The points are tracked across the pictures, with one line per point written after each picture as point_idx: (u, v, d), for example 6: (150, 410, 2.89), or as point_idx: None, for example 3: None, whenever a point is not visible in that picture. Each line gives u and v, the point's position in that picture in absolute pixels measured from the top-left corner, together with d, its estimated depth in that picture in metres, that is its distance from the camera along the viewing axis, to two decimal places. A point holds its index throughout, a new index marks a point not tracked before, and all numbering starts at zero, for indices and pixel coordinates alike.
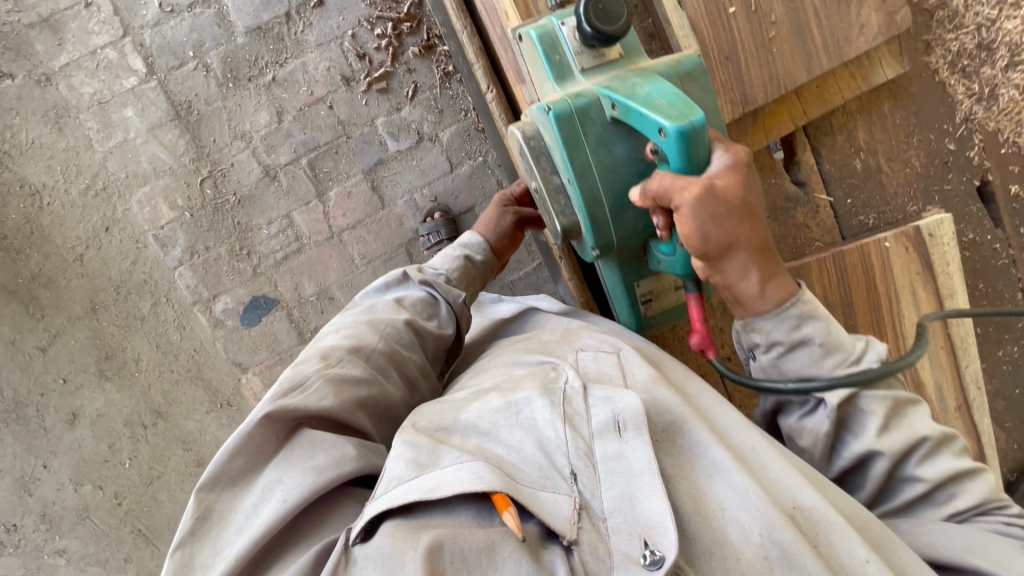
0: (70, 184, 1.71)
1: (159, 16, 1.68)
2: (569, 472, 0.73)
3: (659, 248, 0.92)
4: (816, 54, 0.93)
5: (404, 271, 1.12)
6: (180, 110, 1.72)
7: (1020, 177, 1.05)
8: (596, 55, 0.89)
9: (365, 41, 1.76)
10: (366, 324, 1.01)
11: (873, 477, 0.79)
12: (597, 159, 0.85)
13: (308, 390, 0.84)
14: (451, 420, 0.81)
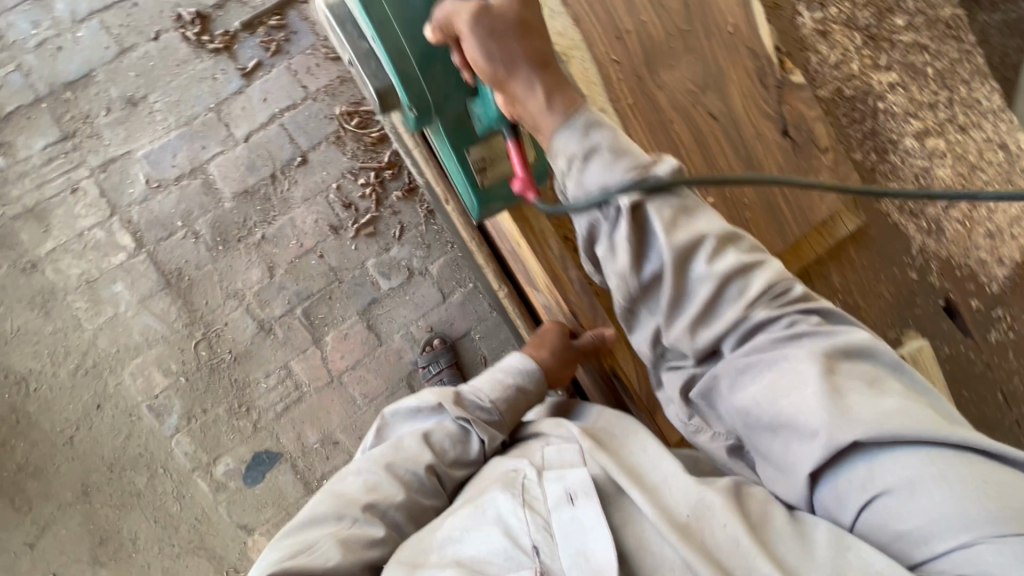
0: (59, 367, 1.68)
1: (146, 192, 1.72)
2: (531, 545, 0.70)
3: (476, 100, 0.84)
4: (787, 225, 1.03)
5: (439, 398, 0.92)
6: (170, 278, 1.73)
7: (980, 294, 1.14)
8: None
9: (350, 190, 1.84)
10: (386, 470, 0.83)
11: (669, 268, 0.65)
12: (398, 18, 0.82)
13: (315, 551, 0.71)
14: (428, 537, 0.76)
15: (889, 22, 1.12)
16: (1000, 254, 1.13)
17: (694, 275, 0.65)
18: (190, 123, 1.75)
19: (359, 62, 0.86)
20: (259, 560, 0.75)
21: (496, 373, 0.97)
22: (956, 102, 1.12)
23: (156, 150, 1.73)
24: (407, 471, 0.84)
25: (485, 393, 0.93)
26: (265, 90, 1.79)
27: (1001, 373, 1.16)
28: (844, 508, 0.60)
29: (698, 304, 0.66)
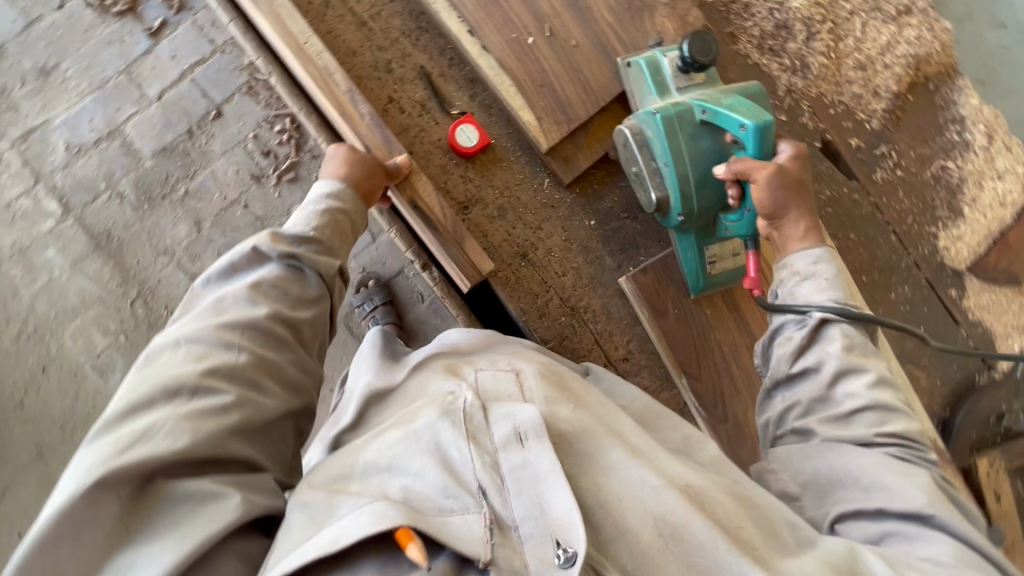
0: (2, 334, 1.74)
1: (67, 158, 1.76)
2: (477, 485, 0.67)
3: (726, 216, 1.02)
4: (612, 49, 1.09)
5: (255, 244, 0.90)
6: (100, 240, 1.78)
7: (857, 131, 1.10)
8: (688, 77, 1.01)
9: (268, 139, 1.85)
10: (216, 328, 0.79)
11: (822, 382, 0.90)
12: (691, 151, 0.97)
13: (155, 436, 0.67)
14: (350, 464, 0.73)
15: None
16: (874, 86, 1.08)
17: (825, 355, 0.92)
18: (103, 87, 1.78)
19: (645, 175, 1.03)
20: (74, 461, 0.66)
21: (304, 208, 0.99)
22: None
23: (73, 116, 1.77)
24: (241, 326, 0.81)
25: (301, 225, 0.95)
26: (174, 48, 1.82)
27: (893, 214, 1.11)
28: (858, 530, 0.77)
29: (819, 392, 0.90)
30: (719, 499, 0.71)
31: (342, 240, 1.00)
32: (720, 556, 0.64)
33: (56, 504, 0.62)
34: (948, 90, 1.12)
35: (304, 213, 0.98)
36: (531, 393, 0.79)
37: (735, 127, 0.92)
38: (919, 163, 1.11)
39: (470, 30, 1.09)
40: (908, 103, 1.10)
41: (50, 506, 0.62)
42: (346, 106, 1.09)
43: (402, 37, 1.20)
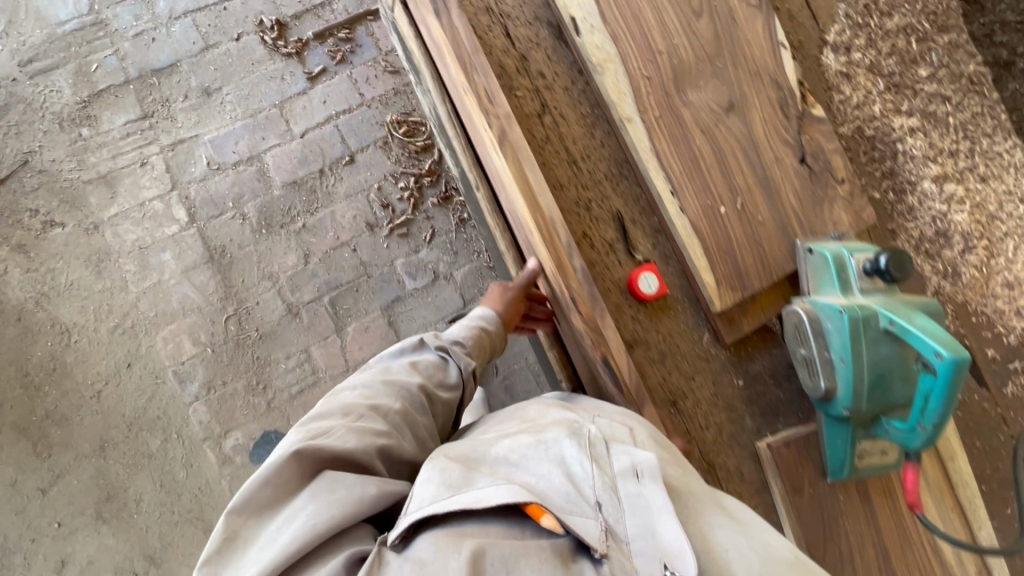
0: (100, 323, 1.79)
1: (206, 172, 1.87)
2: (595, 499, 0.71)
3: (892, 423, 0.89)
4: (791, 227, 1.01)
5: (420, 337, 1.06)
6: (214, 254, 1.85)
7: (995, 343, 1.14)
8: (873, 282, 0.93)
9: (390, 193, 1.95)
10: (383, 384, 0.94)
11: None
12: (872, 357, 0.88)
13: (331, 435, 0.81)
14: (481, 451, 0.80)
15: (912, 70, 1.14)
16: (1017, 306, 1.13)
17: None
18: (255, 116, 1.91)
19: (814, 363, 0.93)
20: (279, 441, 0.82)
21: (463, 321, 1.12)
22: (978, 153, 1.15)
23: (221, 136, 1.88)
24: (401, 386, 0.94)
25: (457, 333, 1.09)
26: (326, 94, 1.95)
27: (1015, 428, 1.14)
28: None
29: None
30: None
31: (484, 354, 1.11)
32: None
33: (275, 457, 0.77)
34: None
35: (461, 326, 1.11)
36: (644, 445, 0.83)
37: (926, 353, 0.81)
38: None
39: (673, 189, 0.98)
40: None
41: (272, 457, 0.77)
42: (561, 257, 0.96)
43: (605, 180, 1.04)
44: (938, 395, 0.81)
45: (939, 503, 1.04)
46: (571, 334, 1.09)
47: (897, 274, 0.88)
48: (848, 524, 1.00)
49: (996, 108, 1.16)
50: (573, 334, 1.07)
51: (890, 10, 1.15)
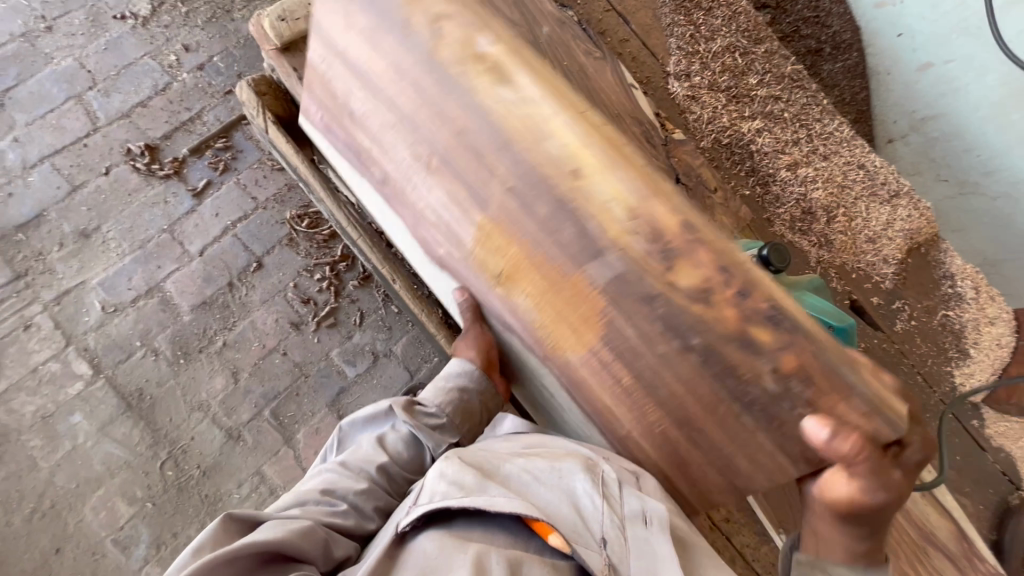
0: (13, 513, 1.59)
1: (102, 318, 1.74)
2: (600, 534, 0.71)
3: None
4: None
5: (390, 404, 1.03)
6: (131, 400, 1.71)
7: (877, 290, 1.30)
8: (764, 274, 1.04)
9: (307, 287, 1.90)
10: (342, 467, 0.95)
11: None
12: None
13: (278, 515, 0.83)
14: (500, 467, 0.79)
15: (744, 80, 1.31)
16: (884, 255, 1.29)
17: None
18: (144, 246, 1.82)
19: None
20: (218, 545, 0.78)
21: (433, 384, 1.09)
22: (816, 135, 1.32)
23: (111, 276, 1.77)
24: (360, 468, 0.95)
25: (434, 401, 1.05)
26: (216, 206, 1.90)
27: (915, 357, 1.29)
28: None
29: None
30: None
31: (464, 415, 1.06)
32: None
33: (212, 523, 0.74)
34: (936, 251, 1.35)
35: (438, 391, 1.07)
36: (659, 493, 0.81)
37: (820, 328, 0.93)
38: (928, 313, 1.31)
39: None
40: (909, 264, 1.33)
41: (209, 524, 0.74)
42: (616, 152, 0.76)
43: None
44: None
45: None
46: (666, 326, 0.74)
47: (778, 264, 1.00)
48: None
49: (819, 97, 1.36)
50: (672, 319, 0.74)
51: (712, 35, 1.33)
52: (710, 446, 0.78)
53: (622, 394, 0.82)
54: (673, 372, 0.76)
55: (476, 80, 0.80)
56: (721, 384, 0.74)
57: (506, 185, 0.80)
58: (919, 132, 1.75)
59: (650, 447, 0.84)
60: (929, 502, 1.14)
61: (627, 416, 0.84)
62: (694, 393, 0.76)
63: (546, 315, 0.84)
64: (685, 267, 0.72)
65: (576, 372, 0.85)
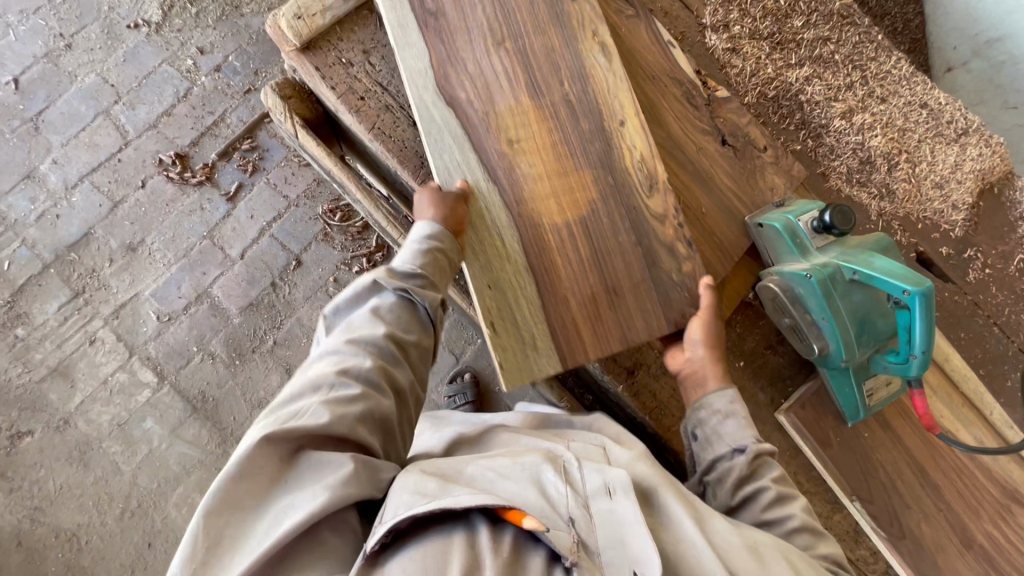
0: (105, 514, 1.70)
1: (159, 327, 1.81)
2: (567, 514, 0.69)
3: (886, 358, 0.95)
4: (734, 206, 1.07)
5: (373, 278, 0.84)
6: (196, 402, 1.79)
7: (945, 240, 1.22)
8: (826, 235, 0.98)
9: (347, 280, 1.92)
10: (344, 342, 0.77)
11: None
12: (849, 308, 0.92)
13: (303, 417, 0.68)
14: (456, 470, 0.76)
15: (789, 24, 1.20)
16: (953, 201, 1.20)
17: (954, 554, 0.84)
18: (188, 254, 1.86)
19: (802, 329, 0.97)
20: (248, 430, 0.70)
21: (409, 246, 0.88)
22: (871, 77, 1.22)
23: (162, 286, 1.83)
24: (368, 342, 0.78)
25: (412, 260, 0.86)
26: (251, 208, 1.92)
27: (991, 307, 1.21)
28: None
29: None
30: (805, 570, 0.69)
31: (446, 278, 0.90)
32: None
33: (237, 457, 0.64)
34: (1011, 191, 1.24)
35: (412, 251, 0.87)
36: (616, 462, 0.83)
37: (895, 292, 0.87)
38: (1004, 260, 1.22)
39: None
40: (980, 208, 1.23)
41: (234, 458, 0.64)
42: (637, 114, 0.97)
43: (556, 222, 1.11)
44: (920, 326, 0.87)
45: (949, 403, 1.10)
46: (632, 228, 0.95)
47: (842, 226, 0.94)
48: (881, 457, 1.05)
49: (873, 32, 1.24)
50: (639, 228, 0.95)
51: None
52: (623, 320, 0.93)
53: (578, 262, 0.92)
54: (621, 256, 0.94)
55: (583, 35, 0.98)
56: (648, 272, 0.95)
57: (570, 100, 0.96)
58: (983, 57, 1.59)
59: (581, 315, 0.91)
60: (1011, 460, 1.09)
61: (574, 280, 0.92)
62: (622, 258, 0.93)
63: (542, 185, 0.93)
64: (660, 199, 0.97)
65: (547, 239, 0.92)
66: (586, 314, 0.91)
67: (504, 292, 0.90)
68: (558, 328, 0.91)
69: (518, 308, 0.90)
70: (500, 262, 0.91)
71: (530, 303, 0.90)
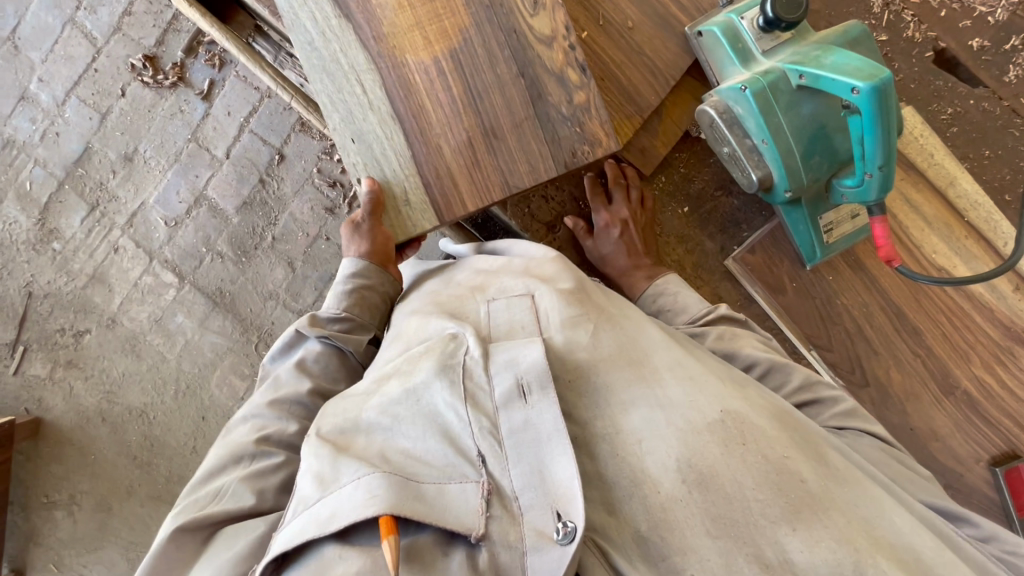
0: (163, 394, 1.98)
1: (169, 232, 1.94)
2: (477, 452, 0.72)
3: (844, 183, 1.01)
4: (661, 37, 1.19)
5: (296, 329, 1.00)
6: (215, 297, 1.95)
7: None
8: (774, 36, 0.99)
9: (331, 170, 1.90)
10: (269, 406, 0.93)
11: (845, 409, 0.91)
12: (791, 122, 0.96)
13: (224, 497, 0.82)
14: (354, 418, 0.78)
15: None
16: None
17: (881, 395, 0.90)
18: (179, 158, 1.91)
19: (741, 155, 1.02)
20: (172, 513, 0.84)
21: (335, 289, 1.07)
22: None
23: (163, 192, 1.92)
24: (289, 402, 0.95)
25: (335, 307, 1.04)
26: (227, 104, 1.90)
27: None
28: None
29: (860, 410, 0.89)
30: (752, 420, 0.73)
31: (373, 312, 1.07)
32: (750, 517, 0.67)
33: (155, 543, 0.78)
34: None
35: (337, 294, 1.05)
36: (543, 321, 0.85)
37: (845, 93, 0.87)
38: None
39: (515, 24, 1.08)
40: None
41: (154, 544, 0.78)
42: None
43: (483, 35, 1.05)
44: (869, 130, 0.88)
45: None
46: (513, 59, 1.05)
47: (789, 16, 0.93)
48: None
49: None
50: (520, 58, 1.05)
51: None
52: (502, 161, 1.05)
53: (449, 103, 1.04)
54: (502, 94, 1.05)
55: None
56: (533, 106, 1.05)
57: None
58: None
59: (455, 163, 1.04)
60: None
61: (445, 126, 1.04)
62: (501, 91, 1.05)
63: (408, 18, 1.03)
64: (544, 19, 1.05)
65: (415, 82, 1.03)
66: (459, 160, 1.04)
67: (369, 148, 1.04)
68: (433, 180, 1.04)
69: (385, 161, 1.04)
70: (362, 113, 1.03)
71: (399, 158, 1.04)
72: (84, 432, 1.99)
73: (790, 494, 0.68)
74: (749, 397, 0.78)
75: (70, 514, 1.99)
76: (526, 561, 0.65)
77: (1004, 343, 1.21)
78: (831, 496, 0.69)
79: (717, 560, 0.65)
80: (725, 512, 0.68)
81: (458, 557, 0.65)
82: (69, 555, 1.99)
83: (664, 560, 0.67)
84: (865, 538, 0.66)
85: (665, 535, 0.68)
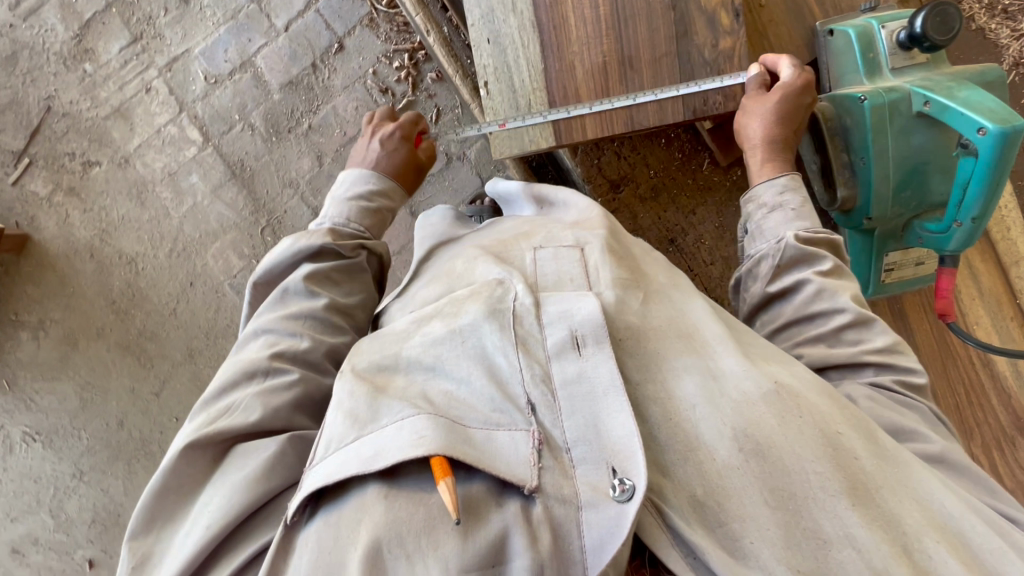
0: (157, 250, 1.93)
1: (206, 88, 1.86)
2: (528, 404, 0.70)
3: (927, 226, 1.08)
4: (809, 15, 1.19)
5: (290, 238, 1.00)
6: (235, 169, 1.89)
7: None
8: (909, 56, 1.05)
9: (386, 75, 1.83)
10: (280, 320, 0.89)
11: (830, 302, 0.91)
12: (893, 147, 1.02)
13: (234, 412, 0.78)
14: (393, 356, 0.78)
15: None
16: None
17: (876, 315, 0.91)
18: (236, 16, 1.83)
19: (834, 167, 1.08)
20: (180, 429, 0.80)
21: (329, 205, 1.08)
22: None
23: (210, 46, 1.84)
24: (304, 315, 0.91)
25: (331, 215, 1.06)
26: None
27: None
28: None
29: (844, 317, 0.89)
30: (806, 397, 0.72)
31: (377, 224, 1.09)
32: (808, 490, 0.64)
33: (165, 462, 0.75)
34: None
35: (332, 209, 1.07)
36: (593, 273, 0.85)
37: (970, 129, 0.93)
38: None
39: None
40: None
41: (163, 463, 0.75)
42: None
43: None
44: (985, 169, 0.94)
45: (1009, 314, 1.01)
46: None
47: (939, 38, 0.98)
48: None
49: None
50: None
51: None
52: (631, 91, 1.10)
53: (593, 21, 1.09)
54: (649, 23, 1.08)
55: None
56: (677, 44, 1.09)
57: None
58: None
59: (584, 83, 1.11)
60: None
61: (584, 46, 1.10)
62: (650, 19, 1.08)
63: None
64: None
65: None
66: (590, 84, 1.11)
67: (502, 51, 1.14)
68: (556, 100, 1.13)
69: (516, 67, 1.14)
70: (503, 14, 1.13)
71: (534, 68, 1.12)
72: (68, 263, 1.94)
73: (847, 469, 0.66)
74: (798, 374, 0.78)
75: (34, 337, 1.96)
76: (580, 516, 0.62)
77: (1010, 430, 1.24)
78: (888, 481, 0.67)
79: (775, 532, 0.62)
80: (780, 485, 0.65)
81: (512, 508, 0.62)
82: (22, 378, 1.96)
83: (721, 525, 0.63)
84: (919, 519, 0.64)
85: (719, 502, 0.64)
